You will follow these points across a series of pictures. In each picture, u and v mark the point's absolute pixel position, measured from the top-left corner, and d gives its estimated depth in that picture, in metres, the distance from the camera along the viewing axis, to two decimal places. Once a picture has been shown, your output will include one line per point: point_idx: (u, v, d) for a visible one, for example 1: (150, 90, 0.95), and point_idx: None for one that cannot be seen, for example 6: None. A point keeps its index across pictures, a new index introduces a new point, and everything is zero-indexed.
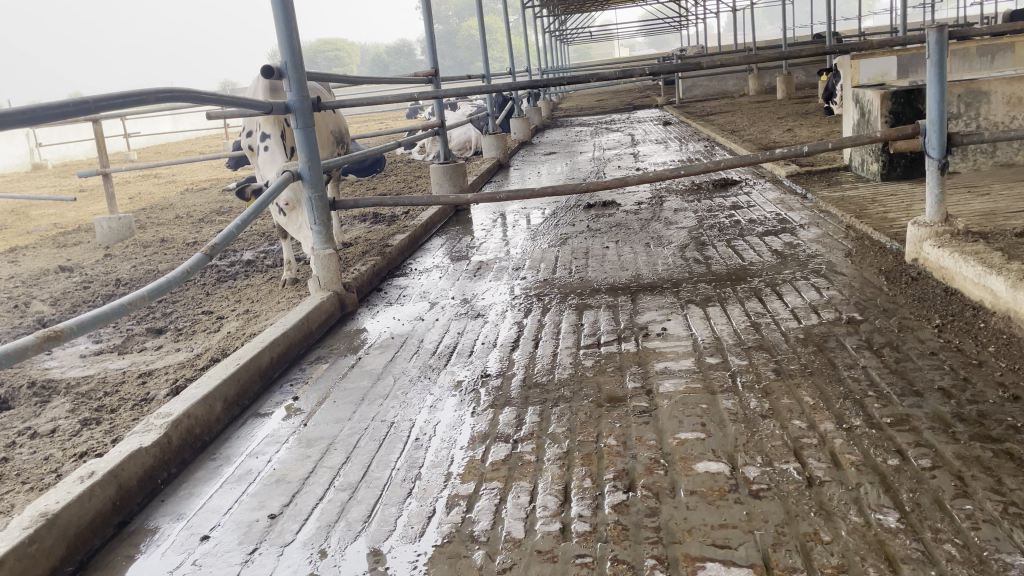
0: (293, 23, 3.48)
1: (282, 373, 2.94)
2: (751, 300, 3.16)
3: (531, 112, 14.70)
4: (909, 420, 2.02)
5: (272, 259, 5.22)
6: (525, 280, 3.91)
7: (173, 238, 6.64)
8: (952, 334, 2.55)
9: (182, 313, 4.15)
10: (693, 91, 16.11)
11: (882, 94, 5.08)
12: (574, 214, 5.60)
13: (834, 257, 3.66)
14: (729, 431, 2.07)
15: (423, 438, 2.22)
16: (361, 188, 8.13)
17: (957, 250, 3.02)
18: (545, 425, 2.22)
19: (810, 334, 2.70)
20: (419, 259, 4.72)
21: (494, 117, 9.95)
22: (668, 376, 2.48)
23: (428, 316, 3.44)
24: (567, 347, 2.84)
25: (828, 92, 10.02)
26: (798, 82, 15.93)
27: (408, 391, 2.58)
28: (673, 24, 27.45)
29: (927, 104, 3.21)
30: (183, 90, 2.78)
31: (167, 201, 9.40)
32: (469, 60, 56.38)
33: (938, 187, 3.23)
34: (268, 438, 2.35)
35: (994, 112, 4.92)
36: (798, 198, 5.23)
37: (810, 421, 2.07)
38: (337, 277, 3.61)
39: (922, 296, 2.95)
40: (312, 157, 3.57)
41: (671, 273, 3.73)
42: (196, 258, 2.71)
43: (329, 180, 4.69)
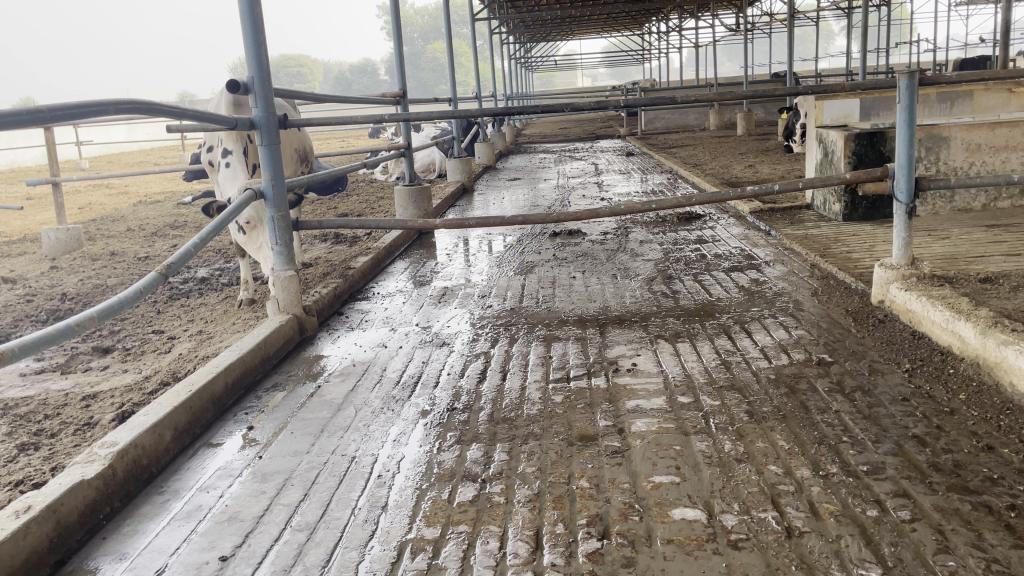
0: (262, 37, 3.38)
1: (237, 400, 2.80)
2: (720, 337, 3.12)
3: (495, 137, 14.73)
4: (885, 468, 1.98)
5: (228, 278, 5.07)
6: (490, 308, 3.83)
7: (124, 251, 6.43)
8: (922, 379, 2.54)
9: (131, 332, 3.98)
10: (655, 123, 16.33)
11: (846, 135, 5.16)
12: (540, 242, 5.56)
13: (801, 296, 3.67)
14: (704, 475, 2.01)
15: (386, 475, 2.11)
16: (322, 207, 8.01)
17: (925, 294, 3.03)
18: (514, 464, 2.14)
19: (781, 374, 2.67)
20: (381, 283, 4.62)
21: (459, 141, 9.91)
22: (639, 414, 2.42)
23: (391, 344, 3.34)
24: (535, 380, 2.77)
25: (788, 130, 10.22)
26: (757, 119, 16.30)
27: (369, 423, 2.47)
28: (636, 57, 28.03)
29: (896, 148, 3.24)
30: (142, 101, 2.67)
31: (119, 212, 9.13)
32: (433, 82, 56.56)
33: (905, 231, 3.25)
34: (220, 471, 2.22)
35: (953, 158, 5.03)
36: (762, 234, 5.27)
37: (786, 467, 2.02)
38: (298, 300, 3.49)
39: (890, 339, 2.95)
40: (276, 176, 3.46)
41: (639, 306, 3.69)
42: (150, 277, 2.58)
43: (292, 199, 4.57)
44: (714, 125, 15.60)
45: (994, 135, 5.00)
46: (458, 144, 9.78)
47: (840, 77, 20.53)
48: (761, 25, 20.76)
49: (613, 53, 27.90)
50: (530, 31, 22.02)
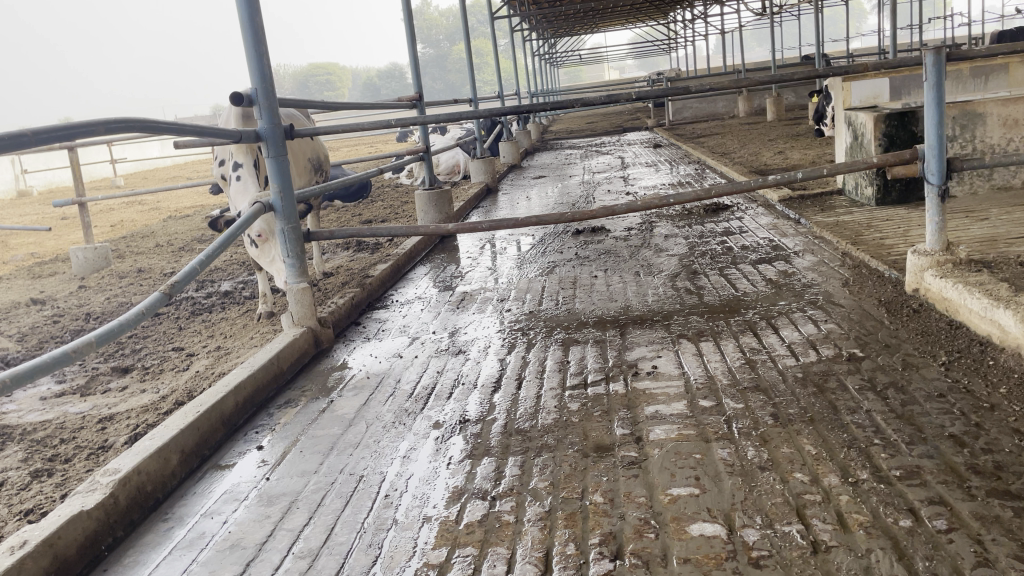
0: (263, 47, 3.33)
1: (249, 418, 2.76)
2: (745, 335, 2.99)
3: (520, 136, 14.66)
4: (920, 472, 1.85)
5: (250, 291, 5.05)
6: (510, 312, 3.75)
7: (151, 268, 6.46)
8: (960, 373, 2.39)
9: (152, 350, 3.97)
10: (683, 113, 16.08)
11: (875, 117, 4.96)
12: (563, 241, 5.47)
13: (831, 287, 3.52)
14: (725, 485, 1.90)
15: (393, 495, 2.04)
16: (346, 214, 8.00)
17: (961, 280, 2.88)
18: (525, 479, 2.05)
19: (809, 373, 2.54)
20: (402, 290, 4.57)
21: (483, 142, 9.82)
22: (658, 421, 2.31)
23: (407, 353, 3.27)
24: (552, 388, 2.67)
25: (818, 114, 9.97)
26: (788, 104, 15.97)
27: (380, 439, 2.40)
28: (662, 47, 27.84)
29: (925, 128, 3.08)
30: (136, 118, 2.63)
31: (149, 229, 9.22)
32: (460, 82, 56.64)
33: (938, 215, 3.09)
34: (226, 495, 2.17)
35: (990, 134, 4.81)
36: (791, 222, 5.11)
37: (813, 475, 1.90)
38: (312, 312, 3.43)
39: (925, 330, 2.80)
40: (284, 187, 3.41)
41: (662, 304, 3.57)
42: (153, 297, 2.55)
43: (307, 209, 4.54)
44: (742, 112, 15.34)
45: None
46: (481, 145, 9.68)
47: (873, 56, 20.02)
48: (787, 7, 20.37)
49: (638, 44, 27.57)
50: (553, 26, 21.86)
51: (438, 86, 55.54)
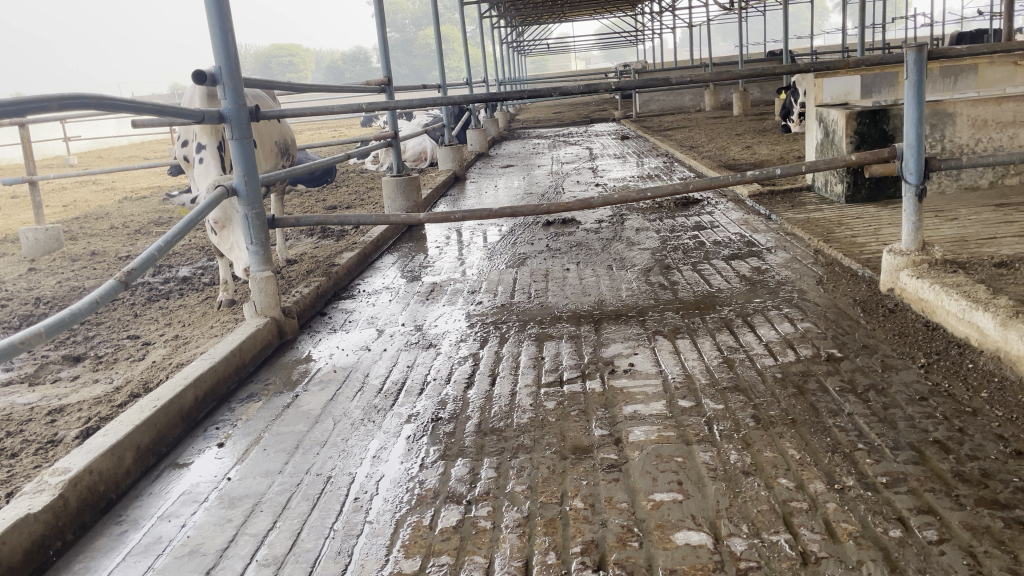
0: (228, 25, 3.18)
1: (209, 413, 2.63)
2: (722, 332, 2.95)
3: (488, 123, 14.54)
4: (906, 479, 1.81)
5: (210, 277, 4.89)
6: (481, 305, 3.66)
7: (105, 251, 6.23)
8: (939, 376, 2.37)
9: (106, 338, 3.80)
10: (650, 105, 16.08)
11: (848, 114, 4.96)
12: (533, 232, 5.39)
13: (805, 284, 3.50)
14: (709, 491, 1.84)
15: (363, 498, 1.95)
16: (310, 199, 7.82)
17: (937, 281, 2.86)
18: (502, 482, 1.97)
19: (788, 373, 2.50)
20: (368, 279, 4.45)
21: (451, 129, 9.68)
22: (637, 422, 2.25)
23: (375, 346, 3.16)
24: (526, 385, 2.59)
25: (785, 110, 10.02)
26: (753, 99, 16.09)
27: (348, 437, 2.30)
28: (630, 39, 27.88)
29: (905, 126, 3.05)
30: (91, 95, 2.47)
31: (102, 210, 8.90)
32: (425, 68, 56.12)
33: (915, 215, 3.07)
34: (185, 497, 2.06)
35: (959, 135, 4.85)
36: (762, 218, 5.09)
37: (798, 480, 1.85)
38: (276, 302, 3.31)
39: (902, 331, 2.78)
40: (249, 171, 3.27)
41: (636, 299, 3.52)
42: (108, 285, 2.40)
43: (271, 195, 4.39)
44: (708, 106, 15.41)
45: (1001, 110, 4.81)
46: (449, 132, 9.53)
47: (836, 54, 20.26)
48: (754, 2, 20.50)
49: (606, 35, 27.53)
50: (522, 14, 21.68)
51: (404, 71, 55.00)
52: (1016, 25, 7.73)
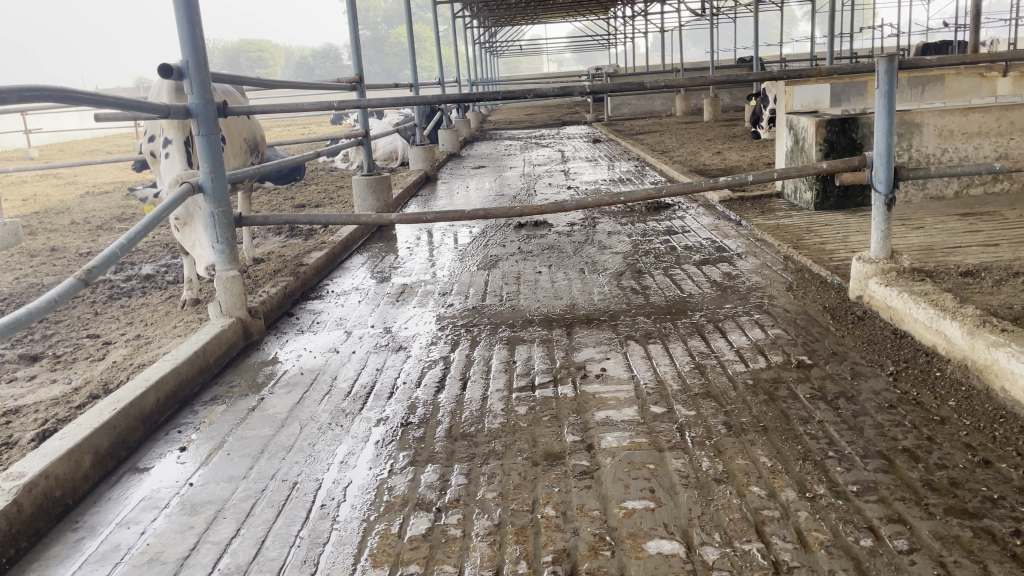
0: (197, 18, 3.10)
1: (171, 416, 2.56)
2: (693, 338, 2.95)
3: (460, 124, 14.48)
4: (877, 488, 1.82)
5: (174, 275, 4.78)
6: (452, 307, 3.62)
7: (66, 246, 6.07)
8: (908, 384, 2.39)
9: (64, 337, 3.70)
10: (621, 109, 16.15)
11: (818, 122, 5.01)
12: (504, 234, 5.36)
13: (775, 290, 3.52)
14: (681, 499, 1.83)
15: (330, 505, 1.91)
16: (278, 197, 7.71)
17: (906, 289, 2.89)
18: (472, 489, 1.94)
19: (759, 380, 2.50)
20: (338, 280, 4.38)
21: (422, 129, 9.61)
22: (609, 428, 2.23)
23: (344, 348, 3.11)
24: (498, 390, 2.56)
25: (755, 116, 10.12)
26: (723, 105, 16.25)
27: (315, 442, 2.25)
28: (602, 43, 28.03)
29: (875, 136, 3.07)
30: (48, 88, 2.36)
31: (64, 205, 8.69)
32: (397, 67, 55.87)
33: (884, 223, 3.10)
34: (145, 503, 2.00)
35: (925, 144, 4.92)
36: (732, 224, 5.12)
37: (770, 488, 1.85)
38: (242, 302, 3.24)
39: (871, 339, 2.80)
40: (215, 168, 3.20)
41: (608, 303, 3.51)
42: (68, 284, 2.32)
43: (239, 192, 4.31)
44: (679, 111, 15.52)
45: (966, 121, 4.89)
46: (421, 132, 9.47)
47: (805, 62, 20.51)
48: (725, 9, 20.69)
49: (578, 39, 27.59)
50: (495, 15, 21.65)
51: (376, 70, 54.69)
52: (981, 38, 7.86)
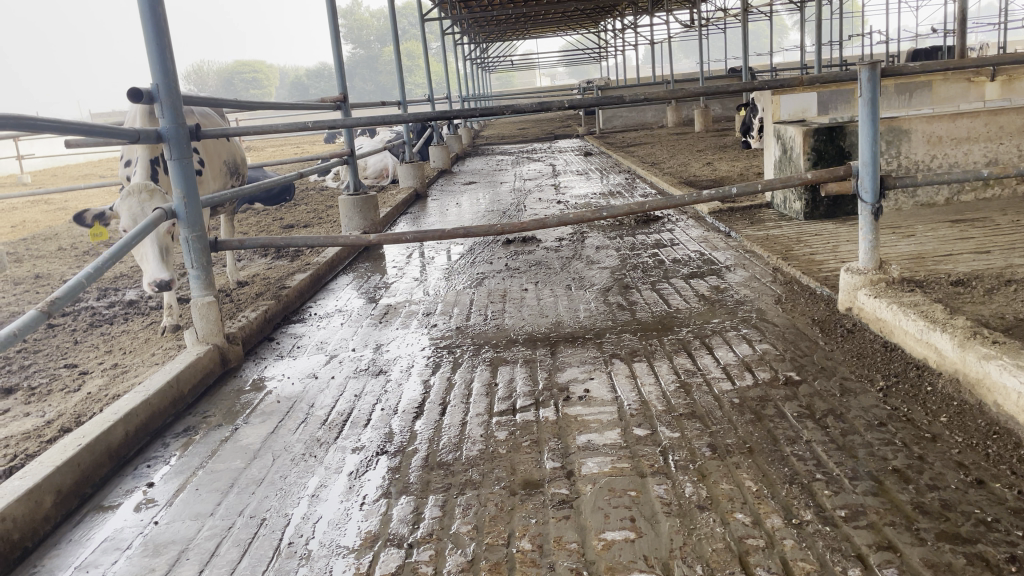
0: (166, 41, 3.06)
1: (141, 450, 2.49)
2: (679, 355, 2.88)
3: (452, 140, 14.50)
4: (866, 512, 1.74)
5: (157, 301, 4.72)
6: (436, 327, 3.56)
7: (50, 273, 5.99)
8: (898, 400, 2.32)
9: (41, 367, 3.62)
10: (613, 121, 16.13)
11: (804, 131, 4.97)
12: (492, 251, 5.31)
13: (764, 303, 3.45)
14: (662, 529, 1.76)
15: (298, 543, 1.83)
16: (267, 218, 7.66)
17: (894, 300, 2.83)
18: (446, 522, 1.86)
19: (745, 398, 2.43)
20: (321, 302, 4.32)
21: (412, 146, 9.57)
22: (590, 453, 2.15)
23: (323, 373, 3.04)
24: (478, 414, 2.49)
25: (745, 126, 10.09)
26: (714, 115, 16.25)
27: (287, 474, 2.18)
28: (594, 56, 28.14)
29: (859, 144, 3.02)
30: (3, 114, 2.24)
31: (51, 230, 8.63)
32: (391, 84, 56.14)
33: (871, 233, 3.04)
34: (107, 544, 1.92)
35: (914, 151, 4.87)
36: (722, 235, 5.06)
37: (755, 515, 1.77)
38: (219, 328, 3.17)
39: (860, 352, 2.73)
40: (188, 192, 3.15)
41: (594, 320, 3.44)
42: (30, 316, 2.26)
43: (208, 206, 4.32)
44: (671, 122, 15.54)
45: (955, 127, 4.85)
46: (410, 149, 9.42)
47: (796, 70, 20.53)
48: (715, 20, 20.75)
49: (569, 53, 27.66)
50: (485, 32, 21.65)
51: (369, 88, 54.92)
52: (969, 43, 7.82)
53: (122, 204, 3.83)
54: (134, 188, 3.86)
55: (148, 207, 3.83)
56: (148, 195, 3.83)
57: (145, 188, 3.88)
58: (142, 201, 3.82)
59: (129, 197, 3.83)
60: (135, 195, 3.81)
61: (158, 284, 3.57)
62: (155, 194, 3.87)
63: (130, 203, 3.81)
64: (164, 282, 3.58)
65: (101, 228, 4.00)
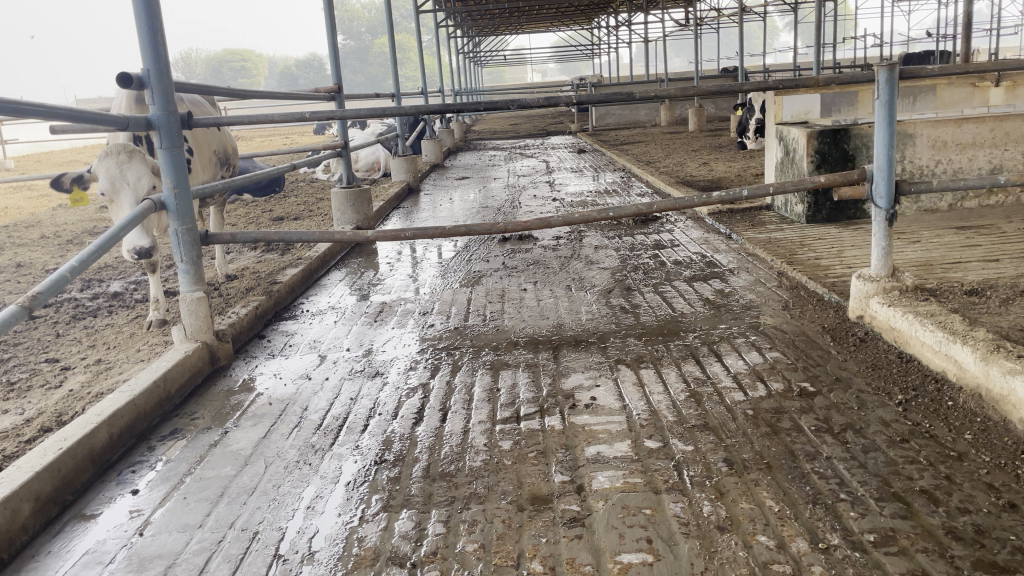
0: (159, 23, 2.92)
1: (125, 454, 2.37)
2: (687, 363, 2.78)
3: (444, 134, 14.37)
4: (897, 537, 1.65)
5: (143, 294, 4.58)
6: (433, 327, 3.45)
7: (32, 263, 5.83)
8: (919, 416, 2.23)
9: (21, 361, 3.48)
10: (606, 119, 16.05)
11: (809, 133, 4.88)
12: (488, 248, 5.21)
13: (771, 309, 3.37)
14: (682, 551, 1.66)
15: (294, 559, 1.72)
16: (256, 210, 7.51)
17: (909, 310, 2.75)
18: (451, 540, 1.76)
19: (760, 410, 2.33)
20: (313, 298, 4.20)
21: (405, 140, 9.44)
22: (601, 466, 2.05)
23: (317, 374, 2.92)
24: (480, 421, 2.38)
25: (741, 127, 10.03)
26: (708, 115, 16.17)
27: (281, 483, 2.07)
28: (587, 52, 28.07)
29: (875, 147, 2.92)
30: None
31: (34, 217, 8.43)
32: (381, 77, 55.85)
33: (885, 239, 2.95)
34: (88, 557, 1.80)
35: (919, 155, 4.80)
36: (723, 237, 4.98)
37: (779, 538, 1.68)
38: (208, 325, 3.05)
39: (875, 363, 2.65)
40: (179, 183, 3.02)
41: (596, 323, 3.35)
42: (10, 311, 2.12)
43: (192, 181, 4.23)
44: (664, 121, 15.47)
45: (961, 131, 4.78)
46: (403, 143, 9.27)
47: (788, 71, 20.50)
48: (710, 19, 20.67)
49: (562, 49, 27.54)
50: (478, 26, 21.44)
51: (359, 80, 54.63)
52: (971, 48, 7.76)
53: (100, 165, 3.74)
54: (113, 147, 3.77)
55: (127, 169, 3.74)
56: (126, 157, 3.74)
57: (124, 149, 3.78)
58: (121, 163, 3.73)
59: (107, 157, 3.74)
60: (113, 156, 3.72)
61: (138, 253, 3.64)
62: (134, 155, 3.77)
63: (108, 165, 3.72)
64: (144, 250, 3.66)
65: (80, 191, 3.92)
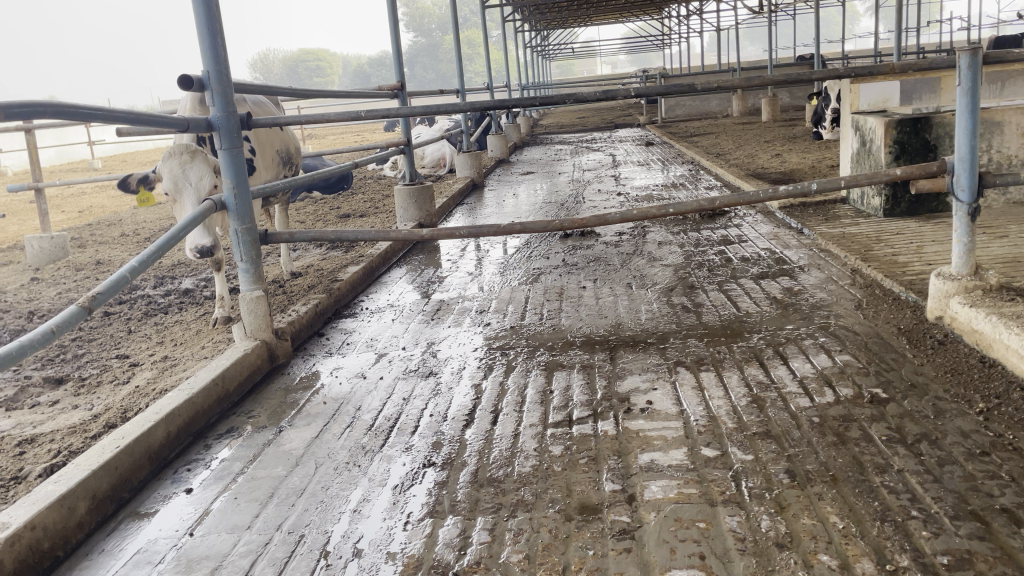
0: (218, 26, 2.96)
1: (182, 452, 2.40)
2: (751, 366, 2.66)
3: (511, 130, 14.34)
4: (974, 561, 1.53)
5: (212, 291, 4.69)
6: (489, 326, 3.41)
7: (111, 260, 6.04)
8: (1002, 426, 2.07)
9: (94, 356, 3.59)
10: (675, 110, 15.76)
11: (887, 123, 4.64)
12: (550, 245, 5.14)
13: (842, 308, 3.21)
14: (736, 569, 1.57)
15: (337, 565, 1.70)
16: (324, 207, 7.63)
17: (993, 310, 2.56)
18: (495, 550, 1.71)
19: (826, 418, 2.21)
20: (373, 296, 4.21)
21: (470, 135, 9.45)
22: (654, 475, 1.97)
23: (372, 373, 2.92)
24: (532, 425, 2.33)
25: (816, 116, 9.68)
26: (782, 104, 15.70)
27: (329, 485, 2.06)
28: (658, 43, 27.66)
29: (957, 136, 2.72)
30: (48, 101, 2.11)
31: (116, 216, 8.76)
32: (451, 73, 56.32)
33: (967, 235, 2.76)
34: (140, 557, 1.82)
35: (1007, 144, 4.51)
36: (794, 232, 4.79)
37: (842, 559, 1.57)
38: (267, 323, 3.07)
39: (954, 368, 2.48)
40: (239, 183, 3.05)
41: (657, 323, 3.25)
42: (69, 312, 2.15)
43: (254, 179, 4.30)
44: (736, 111, 15.10)
45: None
46: (468, 138, 9.26)
47: (869, 58, 19.76)
48: (784, 6, 20.12)
49: (633, 41, 27.21)
50: (546, 19, 21.36)
51: (429, 77, 55.22)
52: None
53: (165, 165, 3.83)
54: (175, 147, 3.85)
55: (189, 169, 3.82)
56: (189, 157, 3.81)
57: (186, 149, 3.86)
58: (183, 163, 3.81)
59: (170, 158, 3.83)
60: (175, 157, 3.80)
61: (201, 252, 3.71)
62: (196, 155, 3.85)
63: (171, 165, 3.81)
64: (206, 248, 3.74)
65: (146, 191, 4.02)
